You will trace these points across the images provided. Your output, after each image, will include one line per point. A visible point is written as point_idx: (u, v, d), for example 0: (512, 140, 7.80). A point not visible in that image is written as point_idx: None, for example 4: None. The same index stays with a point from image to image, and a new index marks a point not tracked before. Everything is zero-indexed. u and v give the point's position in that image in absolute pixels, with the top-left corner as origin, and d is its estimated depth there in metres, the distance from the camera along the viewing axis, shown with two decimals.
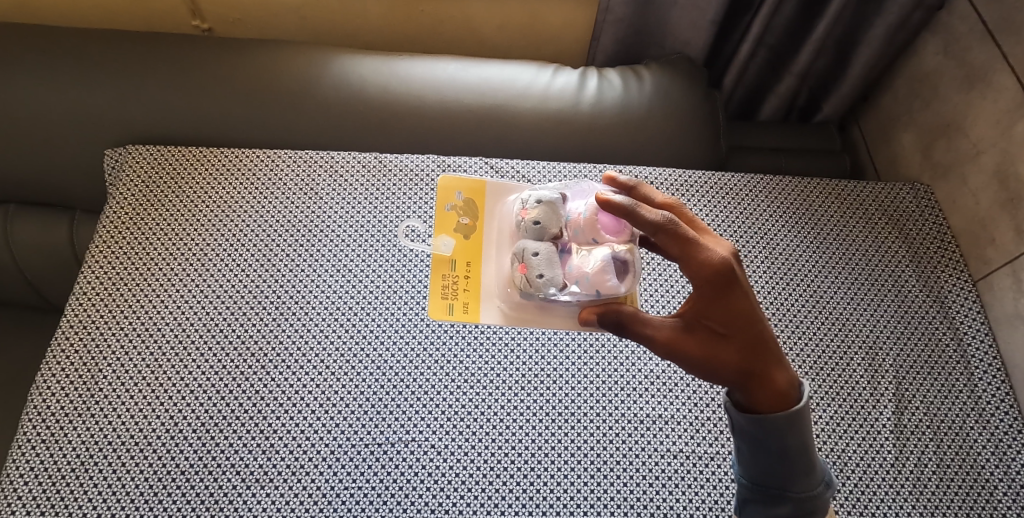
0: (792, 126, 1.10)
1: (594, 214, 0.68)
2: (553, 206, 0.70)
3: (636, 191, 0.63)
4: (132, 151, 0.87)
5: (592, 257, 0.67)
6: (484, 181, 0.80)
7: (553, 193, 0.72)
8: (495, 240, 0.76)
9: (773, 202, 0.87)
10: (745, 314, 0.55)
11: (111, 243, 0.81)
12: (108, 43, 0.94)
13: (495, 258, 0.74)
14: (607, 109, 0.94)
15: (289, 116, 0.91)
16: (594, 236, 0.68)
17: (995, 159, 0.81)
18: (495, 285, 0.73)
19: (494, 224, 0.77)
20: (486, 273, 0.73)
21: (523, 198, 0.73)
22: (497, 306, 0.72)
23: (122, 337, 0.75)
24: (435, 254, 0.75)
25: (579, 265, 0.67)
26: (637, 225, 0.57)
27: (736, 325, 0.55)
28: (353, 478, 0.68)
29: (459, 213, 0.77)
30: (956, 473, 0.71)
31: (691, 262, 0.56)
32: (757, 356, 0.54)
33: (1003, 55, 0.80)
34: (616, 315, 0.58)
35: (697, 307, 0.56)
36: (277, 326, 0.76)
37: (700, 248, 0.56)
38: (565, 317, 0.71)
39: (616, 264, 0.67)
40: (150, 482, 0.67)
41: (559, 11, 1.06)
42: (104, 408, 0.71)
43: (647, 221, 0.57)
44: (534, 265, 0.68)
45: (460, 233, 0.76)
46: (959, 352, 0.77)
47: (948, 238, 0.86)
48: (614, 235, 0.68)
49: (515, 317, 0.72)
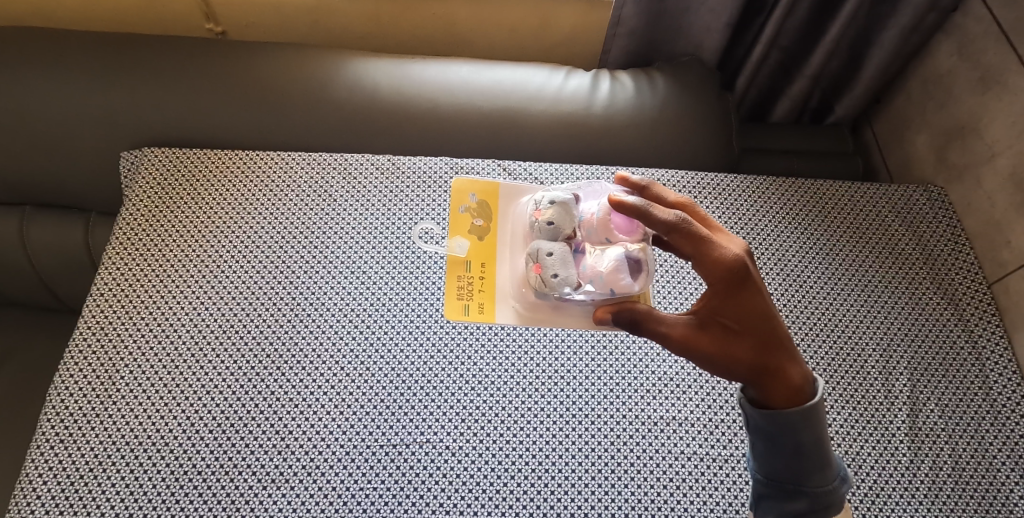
0: (804, 128, 1.10)
1: (607, 214, 0.68)
2: (566, 207, 0.70)
3: (648, 190, 0.64)
4: (148, 154, 0.88)
5: (606, 257, 0.67)
6: (497, 183, 0.81)
7: (565, 194, 0.72)
8: (509, 242, 0.77)
9: (786, 203, 0.87)
10: (758, 311, 0.55)
11: (128, 245, 0.81)
12: (125, 46, 0.95)
13: (510, 259, 0.75)
14: (619, 111, 0.94)
15: (303, 118, 0.92)
16: (606, 236, 0.69)
17: (1010, 160, 0.81)
18: (509, 285, 0.74)
19: (507, 226, 0.78)
20: (501, 274, 0.74)
21: (536, 199, 0.73)
22: (511, 306, 0.73)
23: (139, 337, 0.75)
24: (450, 256, 0.76)
25: (592, 264, 0.68)
26: (649, 225, 0.57)
27: (749, 322, 0.55)
28: (367, 478, 0.68)
29: (473, 215, 0.79)
30: (972, 476, 0.70)
31: (705, 260, 0.56)
32: (770, 352, 0.54)
33: (1018, 56, 0.80)
34: (630, 313, 0.57)
35: (710, 303, 0.57)
36: (291, 326, 0.77)
37: (714, 246, 0.56)
38: (578, 316, 0.71)
39: (630, 263, 0.67)
40: (166, 481, 0.68)
41: (571, 14, 1.06)
42: (122, 407, 0.71)
43: (659, 220, 0.57)
44: (548, 264, 0.68)
45: (474, 234, 0.78)
46: (975, 354, 0.77)
47: (962, 240, 0.85)
48: (627, 234, 0.68)
49: (529, 317, 0.72)
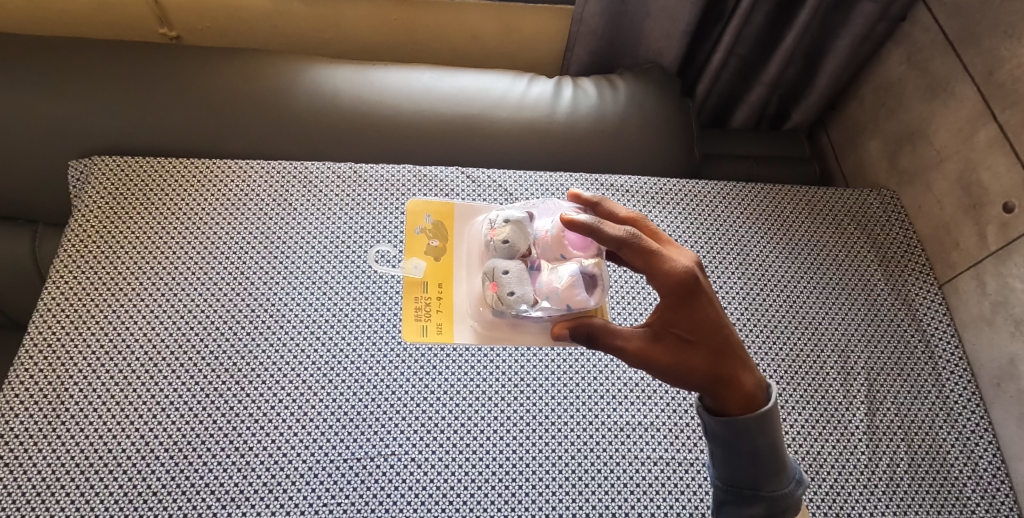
0: (761, 136, 1.12)
1: (562, 232, 0.70)
2: (522, 227, 0.71)
3: (600, 206, 0.64)
4: (100, 163, 0.85)
5: (558, 273, 0.68)
6: (452, 203, 0.79)
7: (519, 214, 0.72)
8: (465, 261, 0.75)
9: (746, 209, 0.89)
10: (708, 321, 0.56)
11: (76, 258, 0.78)
12: (73, 51, 0.91)
13: (467, 278, 0.74)
14: (582, 117, 0.94)
15: (262, 127, 0.90)
16: (561, 252, 0.70)
17: (957, 166, 0.84)
18: (466, 304, 0.72)
19: (462, 244, 0.76)
20: (458, 292, 0.73)
21: (491, 218, 0.73)
22: (470, 324, 0.71)
23: (89, 354, 0.72)
24: (406, 277, 0.74)
25: (548, 280, 0.68)
26: (601, 242, 0.58)
27: (702, 332, 0.56)
28: (330, 493, 0.67)
29: (428, 236, 0.77)
30: (928, 473, 0.72)
31: (656, 273, 0.56)
32: (723, 360, 0.55)
33: (963, 65, 0.83)
34: (587, 327, 0.58)
35: (664, 316, 0.57)
36: (252, 339, 0.75)
37: (664, 259, 0.56)
38: (536, 333, 0.70)
39: (585, 278, 0.68)
40: (118, 505, 0.65)
41: (534, 22, 1.06)
42: (71, 428, 0.68)
43: (610, 236, 0.57)
44: (507, 282, 0.67)
45: (430, 256, 0.75)
46: (928, 354, 0.79)
47: (914, 243, 0.88)
48: (581, 250, 0.70)
49: (488, 335, 0.70)
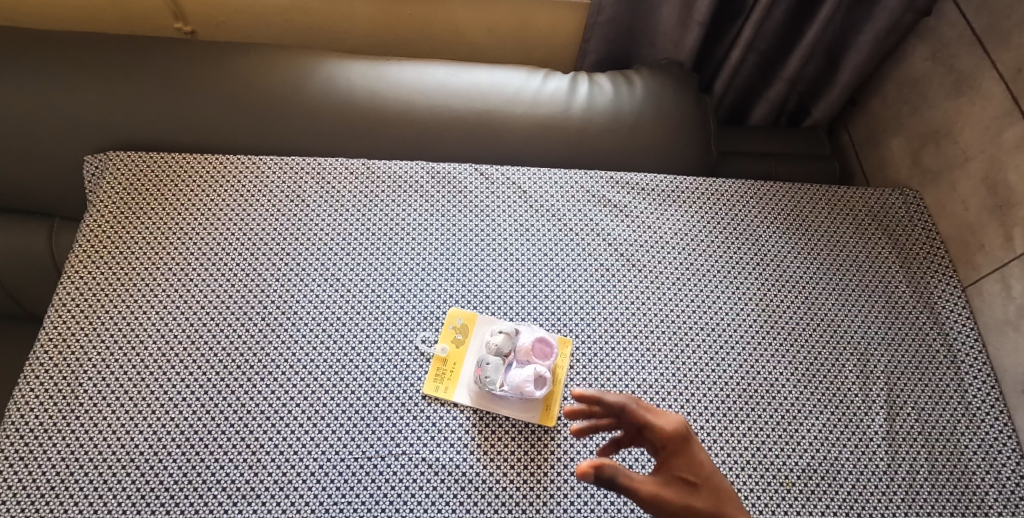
0: (780, 132, 1.10)
1: (529, 354, 0.72)
2: (509, 338, 0.73)
3: (623, 410, 0.65)
4: (114, 158, 0.85)
5: (524, 370, 0.70)
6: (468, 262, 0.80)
7: (509, 325, 0.75)
8: (479, 346, 0.75)
9: (763, 207, 0.87)
10: (703, 464, 0.61)
11: (90, 253, 0.79)
12: (88, 45, 0.92)
13: (478, 351, 0.75)
14: (598, 113, 0.93)
15: (276, 122, 0.90)
16: (528, 361, 0.72)
17: (984, 165, 0.81)
18: (468, 375, 0.73)
19: (483, 326, 0.76)
20: (468, 361, 0.74)
21: (485, 330, 0.76)
22: (470, 388, 0.72)
23: (103, 349, 0.73)
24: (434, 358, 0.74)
25: (517, 375, 0.70)
26: (605, 406, 0.65)
27: (703, 476, 0.60)
28: (340, 492, 0.67)
29: (455, 323, 0.76)
30: (949, 480, 0.70)
31: (650, 430, 0.63)
32: (716, 493, 0.59)
33: (992, 62, 0.80)
34: (614, 471, 0.57)
35: (665, 467, 0.61)
36: (264, 336, 0.75)
37: (658, 424, 0.64)
38: (514, 407, 0.71)
39: (540, 378, 0.70)
40: (130, 500, 0.65)
41: (549, 16, 1.05)
42: (85, 423, 0.69)
43: (614, 406, 0.65)
44: (484, 369, 0.71)
45: (454, 340, 0.75)
46: (950, 358, 0.78)
47: (937, 243, 0.86)
48: (543, 359, 0.73)
49: (479, 402, 0.71)
